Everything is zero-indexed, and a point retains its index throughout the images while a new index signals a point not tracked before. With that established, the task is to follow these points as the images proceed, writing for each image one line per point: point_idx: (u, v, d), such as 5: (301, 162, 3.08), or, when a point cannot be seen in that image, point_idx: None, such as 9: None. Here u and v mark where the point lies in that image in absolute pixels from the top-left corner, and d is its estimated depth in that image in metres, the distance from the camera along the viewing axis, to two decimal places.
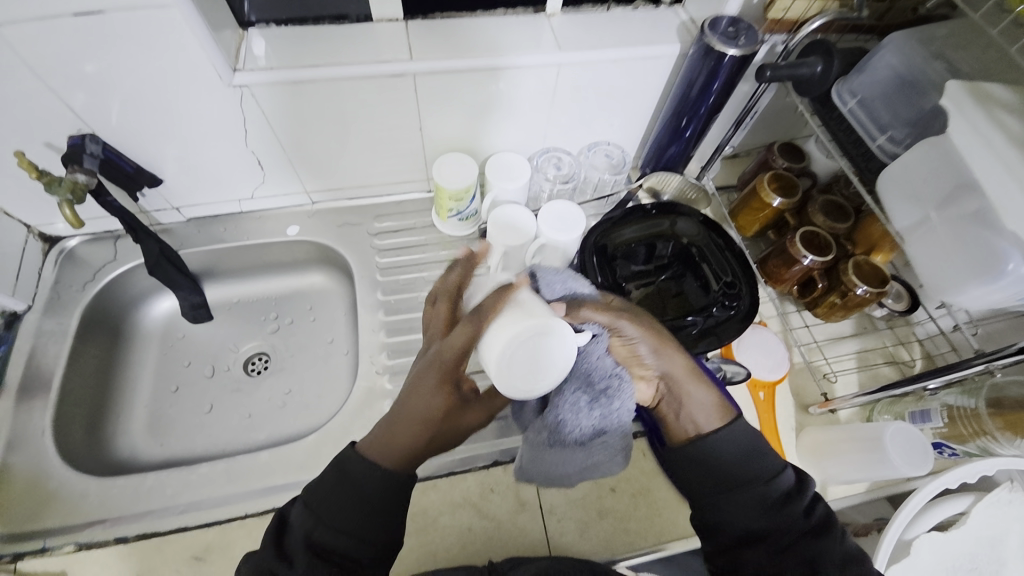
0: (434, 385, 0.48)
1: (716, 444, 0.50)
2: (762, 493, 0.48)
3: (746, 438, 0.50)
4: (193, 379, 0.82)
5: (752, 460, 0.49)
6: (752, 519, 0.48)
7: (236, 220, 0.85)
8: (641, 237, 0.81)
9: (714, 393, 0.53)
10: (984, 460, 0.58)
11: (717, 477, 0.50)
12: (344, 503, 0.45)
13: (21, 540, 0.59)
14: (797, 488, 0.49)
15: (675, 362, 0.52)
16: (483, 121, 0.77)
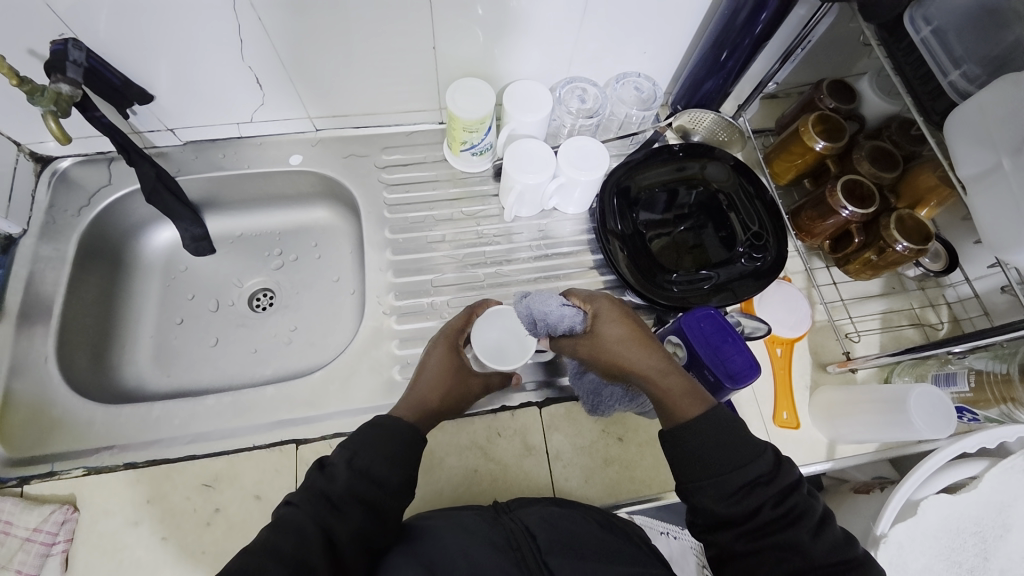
0: (464, 371, 0.60)
1: (689, 427, 0.49)
2: (737, 476, 0.46)
3: (719, 423, 0.48)
4: (198, 312, 0.81)
5: (725, 443, 0.47)
6: (716, 502, 0.46)
7: (235, 145, 0.79)
8: (666, 181, 0.76)
9: (687, 386, 0.53)
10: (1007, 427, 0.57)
11: (684, 456, 0.48)
12: (392, 444, 0.50)
13: (30, 464, 0.59)
14: (772, 475, 0.46)
15: (636, 364, 0.55)
16: (503, 42, 0.69)
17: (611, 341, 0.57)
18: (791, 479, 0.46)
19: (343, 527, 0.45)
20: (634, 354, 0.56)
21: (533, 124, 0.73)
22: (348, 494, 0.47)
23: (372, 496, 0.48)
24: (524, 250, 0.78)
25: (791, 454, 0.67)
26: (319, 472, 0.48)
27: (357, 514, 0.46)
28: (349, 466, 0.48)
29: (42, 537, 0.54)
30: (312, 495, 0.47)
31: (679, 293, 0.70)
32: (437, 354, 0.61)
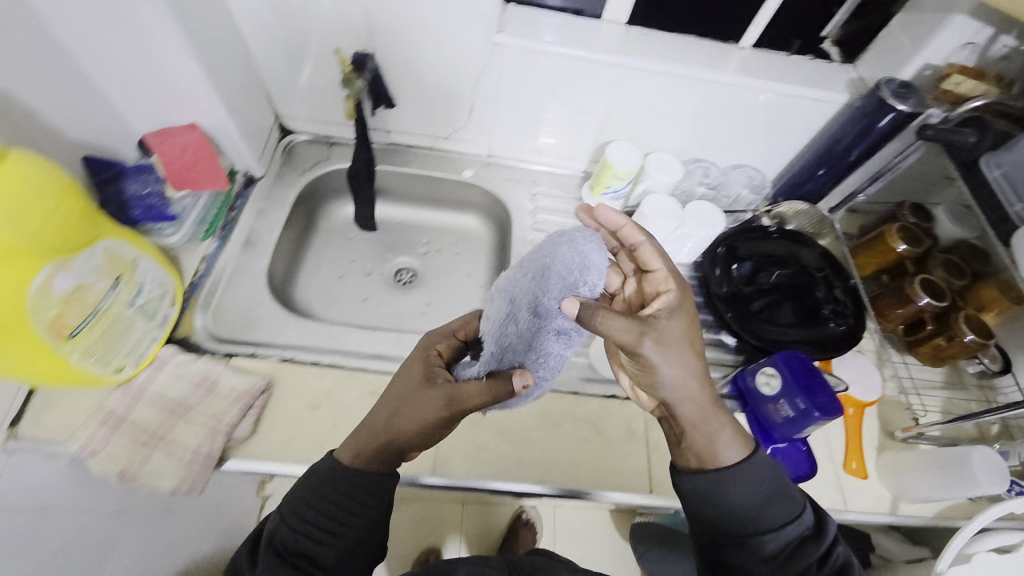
0: (432, 400, 0.55)
1: (737, 484, 0.55)
2: (781, 535, 0.53)
3: (768, 478, 0.55)
4: (355, 273, 0.98)
5: (769, 500, 0.54)
6: (760, 560, 0.53)
7: (425, 153, 1.00)
8: (766, 252, 0.92)
9: (734, 429, 0.58)
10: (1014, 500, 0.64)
11: (729, 514, 0.55)
12: (328, 499, 0.53)
13: (234, 344, 0.72)
14: (810, 532, 0.54)
15: (690, 386, 0.57)
16: (662, 121, 0.91)
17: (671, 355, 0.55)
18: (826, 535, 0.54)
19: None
20: (688, 386, 0.56)
21: (666, 185, 0.92)
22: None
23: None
24: None
25: (859, 501, 0.75)
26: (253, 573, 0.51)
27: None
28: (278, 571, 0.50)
29: (244, 398, 0.65)
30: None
31: (768, 337, 0.83)
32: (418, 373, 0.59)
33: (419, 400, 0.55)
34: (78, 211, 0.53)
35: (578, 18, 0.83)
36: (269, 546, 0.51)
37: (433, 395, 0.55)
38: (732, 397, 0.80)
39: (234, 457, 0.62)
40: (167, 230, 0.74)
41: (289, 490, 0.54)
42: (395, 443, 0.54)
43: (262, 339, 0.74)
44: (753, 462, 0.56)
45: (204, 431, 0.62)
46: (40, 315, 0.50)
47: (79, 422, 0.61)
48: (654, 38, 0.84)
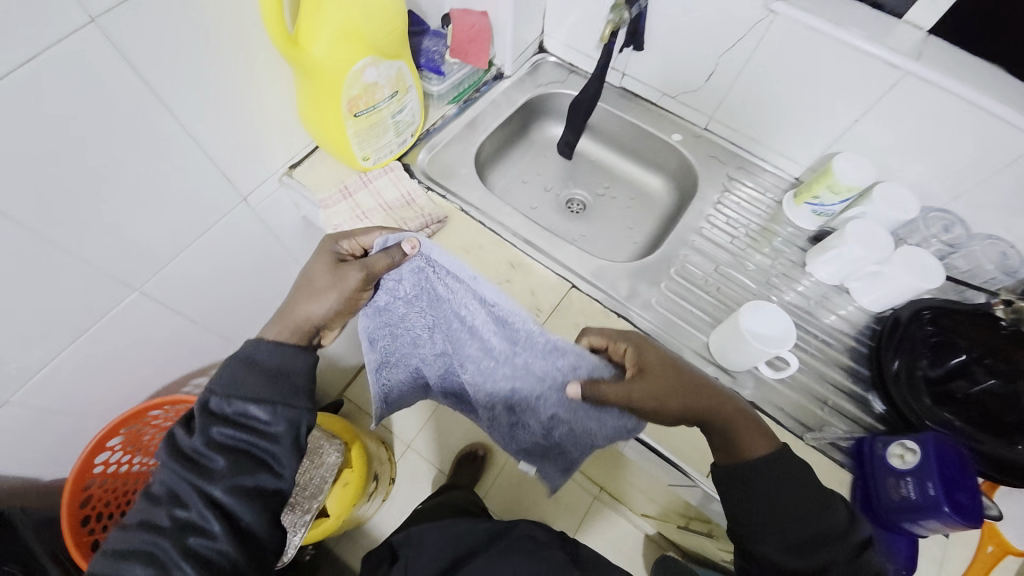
0: (348, 288, 0.62)
1: (767, 476, 0.59)
2: (811, 529, 0.56)
3: (800, 475, 0.59)
4: (537, 184, 1.10)
5: (811, 497, 0.58)
6: (784, 548, 0.56)
7: (646, 106, 1.05)
8: (990, 341, 0.73)
9: (751, 423, 0.63)
10: None
11: (762, 500, 0.59)
12: (254, 379, 0.58)
13: (435, 184, 0.89)
14: (840, 537, 0.56)
15: (685, 394, 0.61)
16: (918, 149, 0.80)
17: (671, 384, 0.61)
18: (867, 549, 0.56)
19: (237, 490, 0.55)
20: (680, 394, 0.61)
21: (889, 218, 0.81)
22: (231, 463, 0.56)
23: (242, 431, 0.57)
24: (796, 302, 0.87)
25: None
26: (190, 441, 0.56)
27: (249, 476, 0.56)
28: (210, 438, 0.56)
29: (426, 219, 0.82)
30: (184, 457, 0.56)
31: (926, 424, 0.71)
32: (320, 276, 0.63)
33: (334, 281, 0.62)
34: (401, 29, 0.70)
35: (872, 11, 0.77)
36: (201, 408, 0.57)
37: (349, 286, 0.62)
38: (847, 452, 0.72)
39: None
40: (433, 82, 0.90)
41: (220, 368, 0.59)
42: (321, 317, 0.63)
43: (454, 191, 0.90)
44: (778, 456, 0.60)
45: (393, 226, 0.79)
46: (347, 91, 0.70)
47: (329, 183, 0.84)
48: (955, 56, 0.74)
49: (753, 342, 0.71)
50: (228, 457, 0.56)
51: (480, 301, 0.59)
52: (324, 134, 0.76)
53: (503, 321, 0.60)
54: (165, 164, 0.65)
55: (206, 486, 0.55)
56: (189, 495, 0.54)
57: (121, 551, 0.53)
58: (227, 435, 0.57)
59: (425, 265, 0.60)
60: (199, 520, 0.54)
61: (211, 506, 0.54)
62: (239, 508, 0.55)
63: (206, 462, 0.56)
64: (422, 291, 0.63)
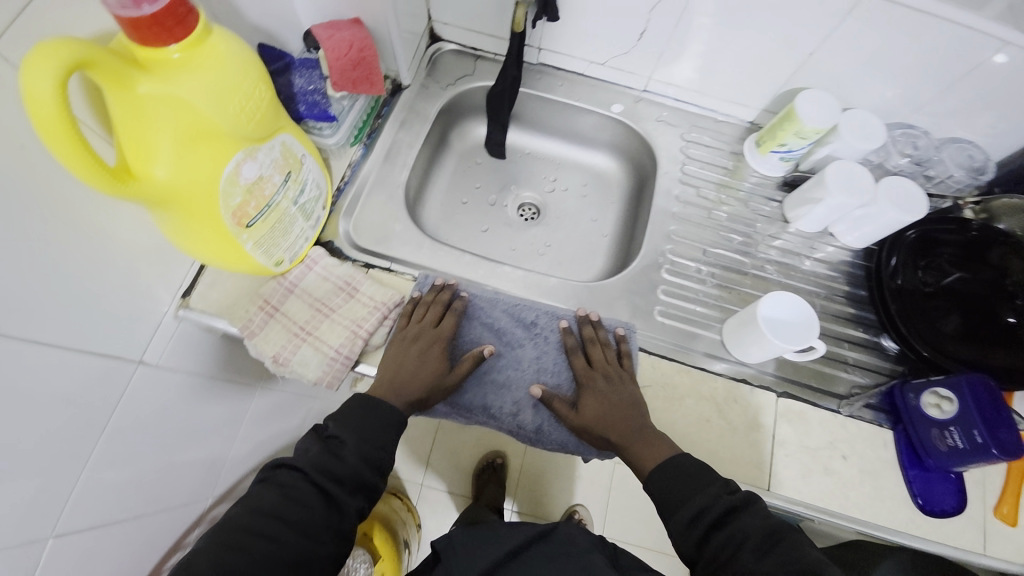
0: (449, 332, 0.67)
1: (654, 475, 0.56)
2: (687, 510, 0.53)
3: (676, 467, 0.56)
4: (479, 201, 0.95)
5: (686, 479, 0.55)
6: (680, 539, 0.53)
7: (574, 80, 0.91)
8: (960, 251, 0.77)
9: (660, 443, 0.60)
10: None
11: (653, 499, 0.56)
12: (371, 406, 0.58)
13: (373, 256, 0.73)
14: (715, 503, 0.52)
15: (610, 412, 0.63)
16: (876, 71, 0.74)
17: (597, 401, 0.64)
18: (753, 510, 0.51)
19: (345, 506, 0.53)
20: (606, 412, 0.63)
21: (860, 150, 0.77)
22: (354, 473, 0.54)
23: (365, 436, 0.56)
24: (786, 260, 0.82)
25: (998, 548, 0.66)
26: (315, 439, 0.56)
27: (356, 494, 0.54)
28: (351, 447, 0.55)
29: (382, 308, 0.67)
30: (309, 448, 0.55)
31: (943, 352, 0.72)
32: (418, 353, 0.64)
33: (432, 338, 0.65)
34: (268, 100, 0.52)
35: None
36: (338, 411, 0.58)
37: (443, 337, 0.66)
38: (879, 408, 0.72)
39: (367, 362, 0.66)
40: (325, 132, 0.72)
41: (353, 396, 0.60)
42: (438, 375, 0.63)
43: (395, 255, 0.75)
44: (671, 461, 0.57)
45: (346, 333, 0.65)
46: (226, 202, 0.51)
47: (242, 303, 0.67)
48: None
49: (775, 339, 0.64)
50: (347, 445, 0.55)
51: (512, 307, 0.71)
52: (209, 257, 0.57)
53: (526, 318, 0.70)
54: (35, 385, 0.46)
55: (326, 490, 0.52)
56: (310, 489, 0.52)
57: (225, 537, 0.47)
58: (358, 441, 0.56)
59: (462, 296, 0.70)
60: (302, 515, 0.50)
61: (320, 510, 0.51)
62: (330, 526, 0.52)
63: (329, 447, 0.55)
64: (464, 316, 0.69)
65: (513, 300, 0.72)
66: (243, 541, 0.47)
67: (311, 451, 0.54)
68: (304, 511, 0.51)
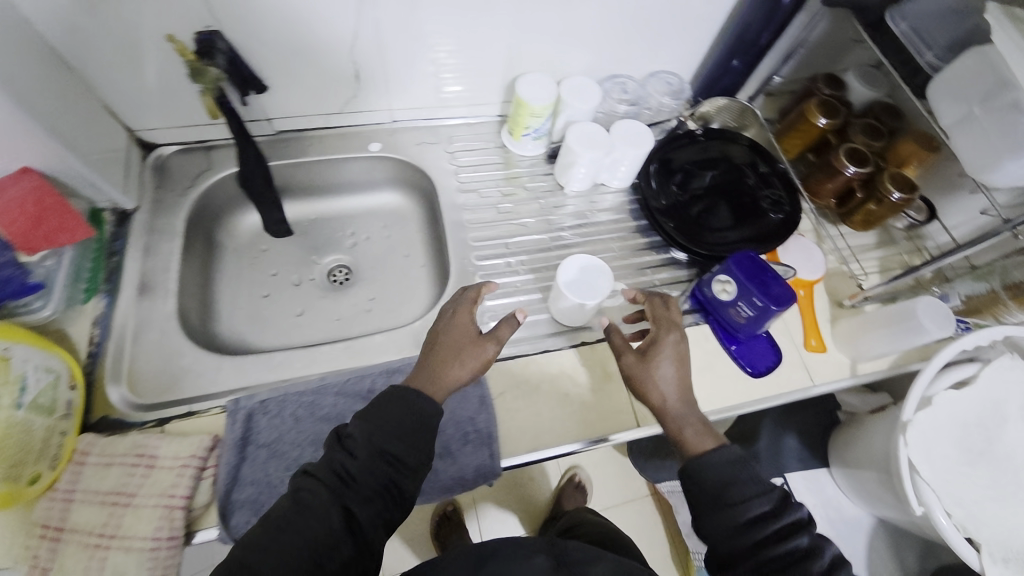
0: (472, 323, 0.63)
1: (707, 464, 0.56)
2: (733, 513, 0.53)
3: (731, 462, 0.56)
4: (283, 286, 0.88)
5: (741, 492, 0.54)
6: (727, 536, 0.53)
7: (321, 135, 0.89)
8: (697, 158, 0.91)
9: (701, 421, 0.61)
10: (942, 379, 0.72)
11: (697, 488, 0.56)
12: (392, 417, 0.53)
13: (166, 407, 0.64)
14: (772, 512, 0.53)
15: (671, 377, 0.63)
16: (567, 41, 0.83)
17: (661, 368, 0.63)
18: (811, 550, 0.51)
19: (360, 507, 0.50)
20: (667, 377, 0.63)
21: (587, 110, 0.86)
22: (367, 470, 0.51)
23: (380, 466, 0.51)
24: (577, 220, 0.90)
25: (821, 373, 0.79)
26: (337, 445, 0.53)
27: (374, 494, 0.51)
28: (364, 441, 0.52)
29: (194, 462, 0.59)
30: (328, 472, 0.51)
31: (716, 244, 0.85)
32: (462, 344, 0.61)
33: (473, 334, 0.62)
34: None
35: None
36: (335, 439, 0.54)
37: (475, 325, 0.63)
38: (693, 310, 0.82)
39: (203, 528, 0.58)
40: (35, 305, 0.63)
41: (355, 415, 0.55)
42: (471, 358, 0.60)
43: (194, 392, 0.66)
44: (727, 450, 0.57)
45: (159, 513, 0.56)
46: None
47: (20, 544, 0.55)
48: None
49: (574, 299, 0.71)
50: (361, 459, 0.51)
51: (314, 390, 0.65)
52: None
53: (341, 390, 0.66)
54: None
55: (339, 494, 0.50)
56: (321, 491, 0.49)
57: (237, 556, 0.45)
58: (370, 439, 0.52)
59: (251, 408, 0.63)
60: (314, 536, 0.47)
61: (337, 523, 0.48)
62: (343, 530, 0.49)
63: (344, 468, 0.51)
64: (267, 425, 0.62)
65: (310, 382, 0.66)
66: (253, 554, 0.45)
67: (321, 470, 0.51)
68: (315, 519, 0.48)
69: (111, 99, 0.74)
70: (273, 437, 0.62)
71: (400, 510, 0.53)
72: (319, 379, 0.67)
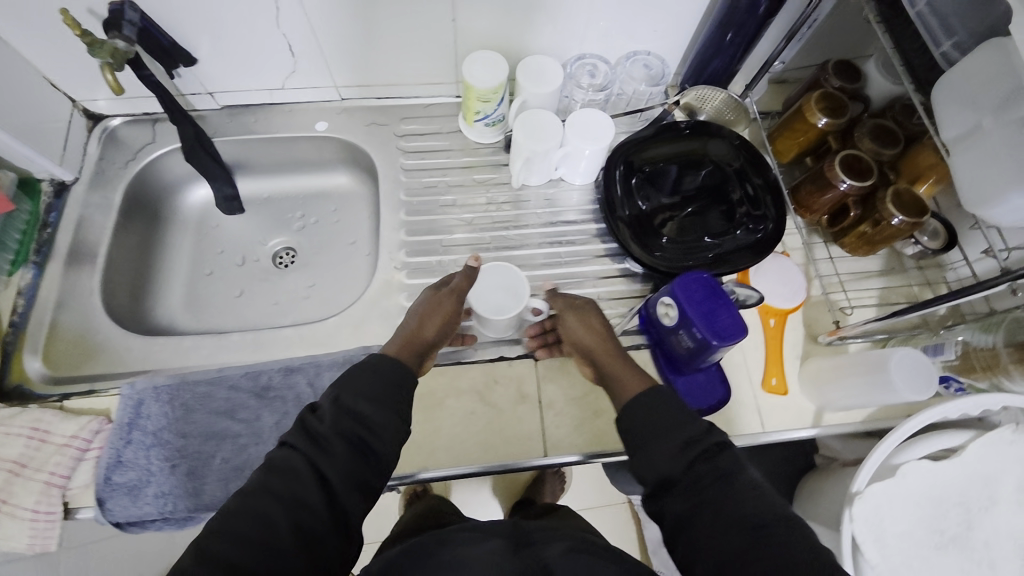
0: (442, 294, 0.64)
1: (642, 392, 0.54)
2: (670, 438, 0.49)
3: (659, 398, 0.52)
4: (225, 267, 0.86)
5: (671, 428, 0.49)
6: (661, 462, 0.48)
7: (267, 111, 0.86)
8: (671, 154, 0.77)
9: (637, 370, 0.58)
10: (918, 444, 0.62)
11: (634, 419, 0.52)
12: (369, 377, 0.51)
13: (71, 382, 0.66)
14: (704, 435, 0.49)
15: (603, 334, 0.63)
16: (522, 15, 0.74)
17: (598, 327, 0.64)
18: (737, 470, 0.46)
19: (332, 466, 0.45)
20: (600, 335, 0.63)
21: (543, 95, 0.77)
22: (335, 430, 0.47)
23: (358, 419, 0.48)
24: (529, 218, 0.82)
25: (777, 419, 0.69)
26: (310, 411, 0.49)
27: (343, 455, 0.46)
28: (330, 402, 0.49)
29: (79, 442, 0.61)
30: (302, 434, 0.47)
31: (673, 261, 0.73)
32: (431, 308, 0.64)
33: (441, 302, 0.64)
34: None
35: None
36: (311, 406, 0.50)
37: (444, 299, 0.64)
38: (639, 330, 0.74)
39: (81, 508, 0.60)
40: None
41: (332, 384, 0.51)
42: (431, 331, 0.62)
43: (102, 371, 0.67)
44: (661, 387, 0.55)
45: (38, 488, 0.58)
46: None
47: None
48: None
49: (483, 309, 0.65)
50: (336, 416, 0.48)
51: (211, 380, 0.65)
52: None
53: (236, 384, 0.64)
54: None
55: (312, 452, 0.46)
56: (296, 452, 0.45)
57: (212, 527, 0.40)
58: (353, 400, 0.49)
59: (146, 391, 0.63)
60: (292, 498, 0.43)
61: (319, 480, 0.44)
62: (318, 494, 0.44)
63: (317, 428, 0.47)
64: (159, 409, 0.62)
65: (210, 372, 0.65)
66: (225, 518, 0.41)
67: (289, 440, 0.47)
68: (293, 480, 0.44)
69: (49, 70, 0.74)
70: (160, 423, 0.62)
71: (381, 475, 0.48)
72: (219, 370, 0.66)
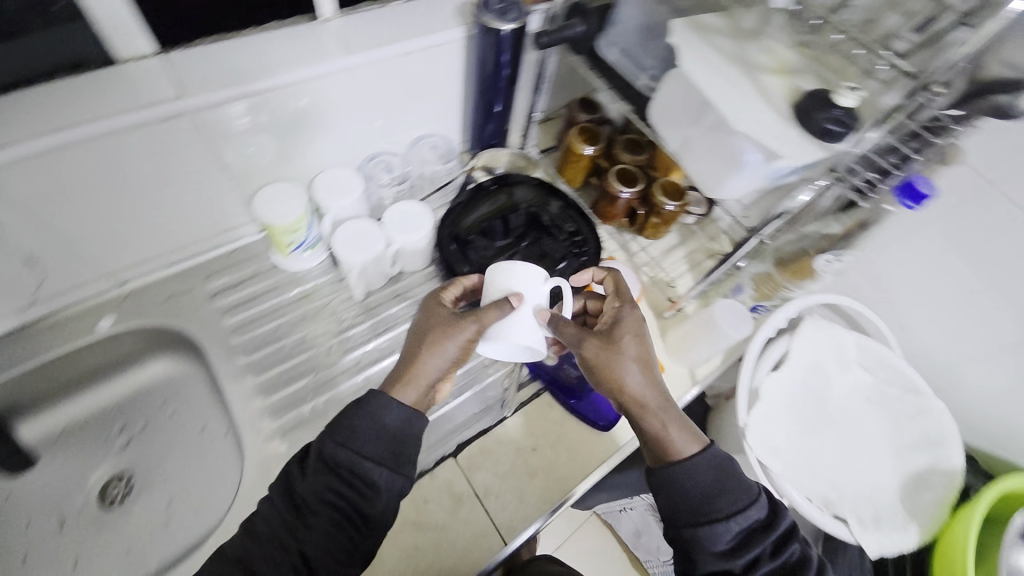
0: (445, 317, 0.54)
1: (689, 471, 0.49)
2: (727, 529, 0.47)
3: (718, 467, 0.49)
4: (36, 540, 0.67)
5: (728, 523, 0.47)
6: (713, 550, 0.47)
7: (25, 334, 0.69)
8: (489, 212, 0.85)
9: (686, 424, 0.52)
10: (765, 362, 0.76)
11: (684, 501, 0.49)
12: (361, 429, 0.47)
13: None
14: (765, 527, 0.48)
15: (639, 373, 0.53)
16: (296, 142, 0.73)
17: (629, 364, 0.53)
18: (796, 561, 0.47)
19: (313, 539, 0.46)
20: (637, 377, 0.53)
21: (351, 205, 0.76)
22: (319, 496, 0.46)
23: (346, 487, 0.47)
24: (386, 320, 0.80)
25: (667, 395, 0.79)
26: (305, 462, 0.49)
27: (326, 521, 0.46)
28: (317, 455, 0.47)
29: None
30: (295, 497, 0.47)
31: None
32: (429, 343, 0.53)
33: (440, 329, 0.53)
34: None
35: (78, 78, 0.59)
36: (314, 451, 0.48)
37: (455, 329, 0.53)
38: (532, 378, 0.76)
39: None
40: None
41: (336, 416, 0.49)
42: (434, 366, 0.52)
43: None
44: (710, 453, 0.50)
45: None
46: None
47: None
48: (205, 55, 0.63)
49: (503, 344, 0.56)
50: (328, 476, 0.46)
51: None
52: None
53: None
54: None
55: (296, 521, 0.47)
56: (279, 519, 0.47)
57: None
58: (348, 454, 0.47)
59: None
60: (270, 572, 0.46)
61: (298, 546, 0.47)
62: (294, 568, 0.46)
63: (311, 495, 0.46)
64: None
65: None
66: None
67: (277, 507, 0.48)
68: (274, 547, 0.46)
69: None
70: None
71: (371, 536, 0.48)
72: None
